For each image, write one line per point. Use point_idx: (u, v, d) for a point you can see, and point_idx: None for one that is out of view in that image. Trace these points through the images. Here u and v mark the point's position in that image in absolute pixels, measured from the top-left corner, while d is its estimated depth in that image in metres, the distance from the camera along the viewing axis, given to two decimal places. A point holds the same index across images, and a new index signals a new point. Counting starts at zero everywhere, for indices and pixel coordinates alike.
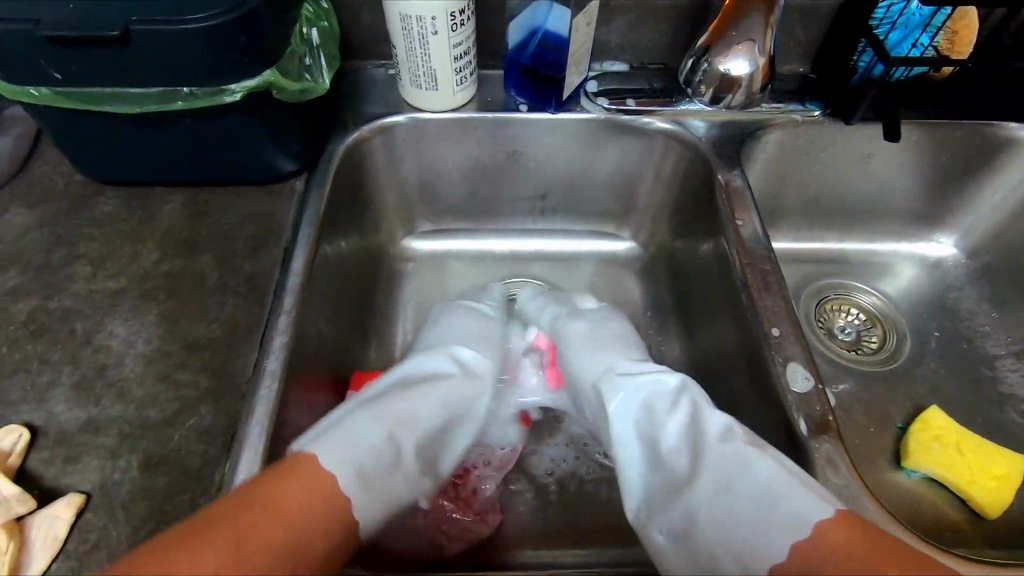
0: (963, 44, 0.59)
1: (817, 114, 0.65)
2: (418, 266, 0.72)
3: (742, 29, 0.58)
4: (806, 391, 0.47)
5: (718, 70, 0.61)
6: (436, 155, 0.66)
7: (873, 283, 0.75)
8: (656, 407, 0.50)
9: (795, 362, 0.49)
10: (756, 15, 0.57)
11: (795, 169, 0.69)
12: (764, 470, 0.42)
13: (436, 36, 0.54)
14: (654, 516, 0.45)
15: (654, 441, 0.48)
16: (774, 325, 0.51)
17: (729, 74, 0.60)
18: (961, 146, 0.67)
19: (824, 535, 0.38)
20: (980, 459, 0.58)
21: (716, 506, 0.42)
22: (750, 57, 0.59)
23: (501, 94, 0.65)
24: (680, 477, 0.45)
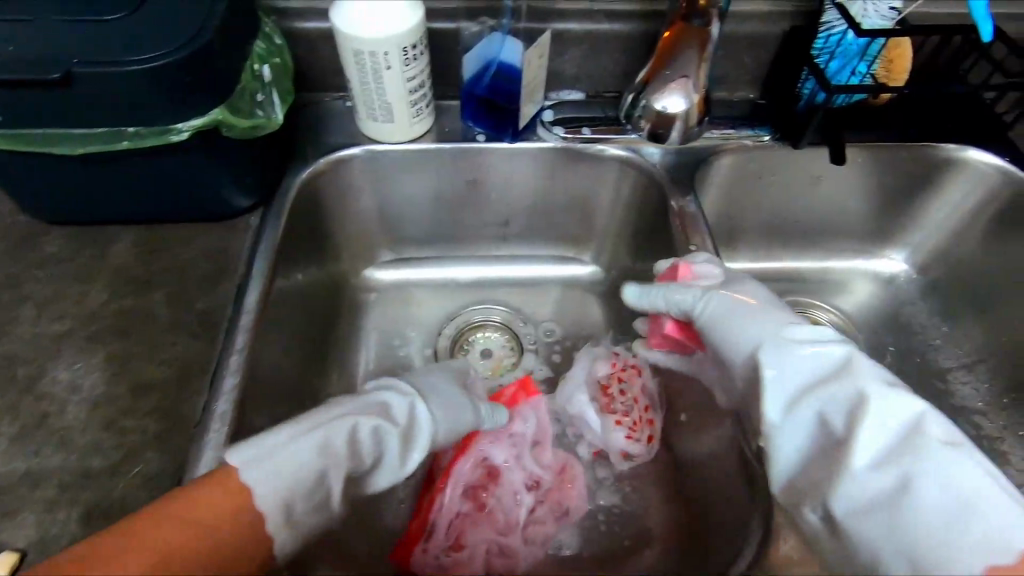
0: (899, 71, 0.61)
1: (766, 139, 0.67)
2: (381, 295, 0.72)
3: (678, 63, 0.59)
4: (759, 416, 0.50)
5: (655, 106, 0.62)
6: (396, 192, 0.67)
7: (829, 300, 0.77)
8: (819, 383, 0.45)
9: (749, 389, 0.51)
10: (690, 52, 0.59)
11: (748, 192, 0.70)
12: (975, 473, 0.38)
13: (389, 71, 0.55)
14: (805, 494, 0.44)
15: (803, 416, 0.44)
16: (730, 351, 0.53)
17: (666, 111, 0.62)
18: (905, 167, 0.69)
19: None
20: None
21: (894, 510, 0.39)
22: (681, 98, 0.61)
23: (459, 124, 0.66)
24: (850, 457, 0.41)
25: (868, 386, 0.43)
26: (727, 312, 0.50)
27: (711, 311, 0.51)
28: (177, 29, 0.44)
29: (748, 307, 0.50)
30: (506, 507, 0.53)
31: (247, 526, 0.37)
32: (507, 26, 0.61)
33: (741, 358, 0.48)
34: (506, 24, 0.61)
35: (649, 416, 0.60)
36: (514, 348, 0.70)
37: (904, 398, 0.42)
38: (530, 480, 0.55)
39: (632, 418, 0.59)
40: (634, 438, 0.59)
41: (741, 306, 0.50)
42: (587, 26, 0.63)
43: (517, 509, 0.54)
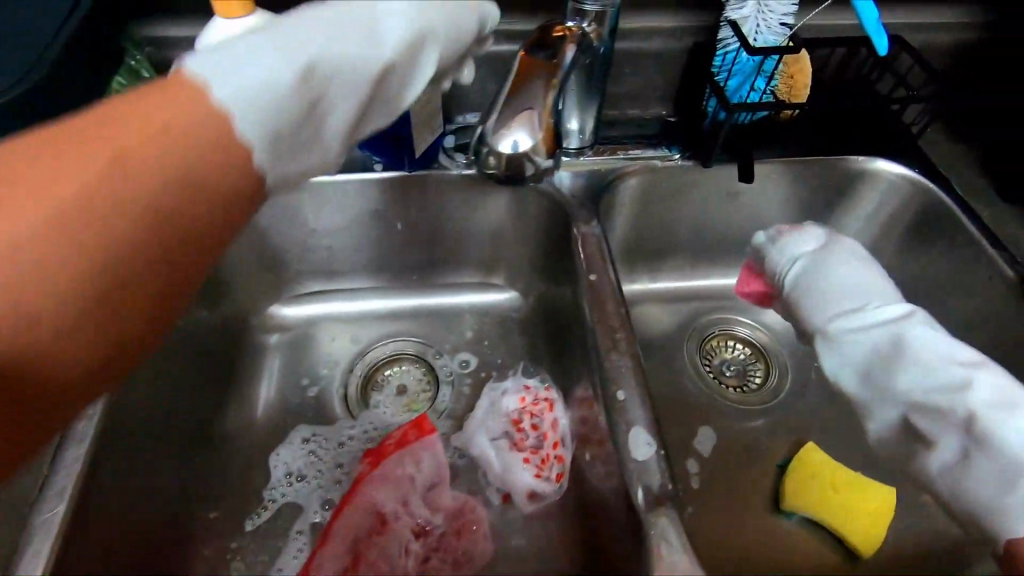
0: (800, 88, 0.60)
1: (675, 158, 0.65)
2: (284, 337, 0.68)
3: (527, 89, 0.38)
4: (648, 459, 0.43)
5: (500, 147, 0.38)
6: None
7: (756, 316, 0.76)
8: (893, 358, 0.49)
9: (638, 426, 0.45)
10: (539, 81, 0.39)
11: (665, 211, 0.69)
12: (1017, 444, 0.42)
13: None
14: (876, 401, 0.50)
15: (901, 379, 0.48)
16: (620, 387, 0.47)
17: (522, 144, 0.37)
18: (820, 179, 0.68)
19: None
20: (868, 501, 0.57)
21: (967, 467, 0.44)
22: (534, 131, 0.38)
23: (357, 153, 0.63)
24: (943, 403, 0.46)
25: (948, 356, 0.48)
26: (859, 285, 0.54)
27: (807, 278, 0.56)
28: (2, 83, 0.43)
29: (852, 288, 0.54)
30: (391, 559, 0.50)
31: (222, 168, 0.34)
32: None
33: (824, 341, 0.53)
34: None
35: (560, 451, 0.58)
36: (428, 381, 0.67)
37: (988, 372, 0.46)
38: (416, 529, 0.52)
39: (541, 453, 0.58)
40: (543, 474, 0.57)
41: (829, 285, 0.54)
42: (485, 46, 0.61)
43: (404, 560, 0.50)
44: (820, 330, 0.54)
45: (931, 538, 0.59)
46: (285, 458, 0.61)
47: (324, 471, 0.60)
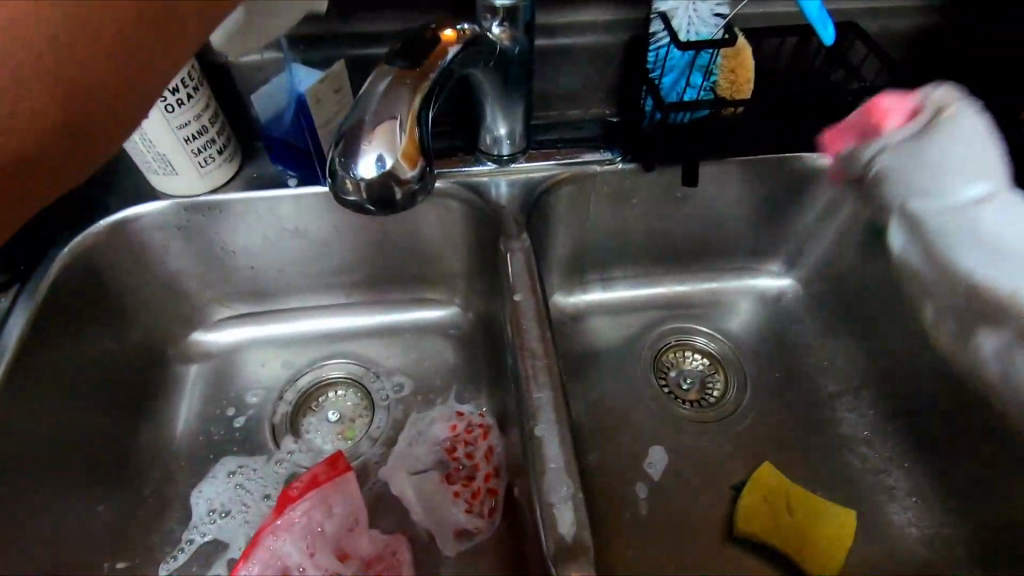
0: (743, 83, 0.56)
1: (617, 163, 0.61)
2: (204, 367, 0.62)
3: (385, 104, 0.35)
4: (563, 505, 0.41)
5: (349, 163, 0.34)
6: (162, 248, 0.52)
7: (715, 324, 0.72)
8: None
9: (554, 468, 0.43)
10: (402, 90, 0.36)
11: (611, 217, 0.64)
12: None
13: (148, 119, 0.47)
14: (992, 269, 0.42)
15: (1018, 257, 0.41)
16: (538, 424, 0.45)
17: (385, 163, 0.34)
18: (773, 179, 0.63)
19: None
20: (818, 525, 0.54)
21: None
22: (396, 145, 0.35)
23: (271, 167, 0.59)
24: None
25: None
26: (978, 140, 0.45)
27: (908, 150, 0.47)
28: None
29: (966, 155, 0.45)
30: None
31: None
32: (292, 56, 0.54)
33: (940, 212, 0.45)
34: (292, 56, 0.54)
35: (493, 484, 0.54)
36: (363, 406, 0.61)
37: None
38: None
39: (473, 485, 0.54)
40: (474, 509, 0.53)
41: (946, 145, 0.45)
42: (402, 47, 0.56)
43: None
44: (951, 206, 0.45)
45: (895, 561, 0.56)
46: (207, 493, 0.55)
47: (251, 505, 0.55)
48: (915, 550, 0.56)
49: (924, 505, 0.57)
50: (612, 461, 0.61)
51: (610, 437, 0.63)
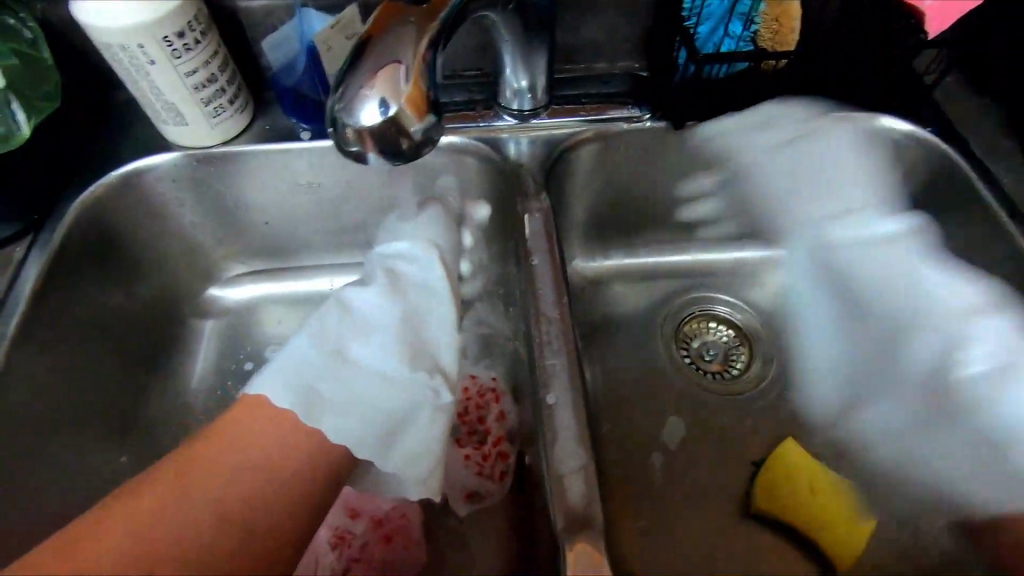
0: (787, 34, 0.51)
1: (645, 119, 0.57)
2: (221, 321, 0.62)
3: (390, 42, 0.32)
4: (572, 475, 0.40)
5: (358, 108, 0.32)
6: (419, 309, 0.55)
7: (741, 295, 0.68)
8: None
9: (565, 436, 0.41)
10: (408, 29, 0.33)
11: (634, 179, 0.61)
12: None
13: (154, 66, 0.45)
14: None
15: None
16: (550, 390, 0.43)
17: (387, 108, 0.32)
18: (812, 142, 0.59)
19: None
20: (829, 525, 0.52)
21: None
22: (401, 91, 0.32)
23: (283, 119, 0.56)
24: None
25: None
26: None
27: None
28: None
29: None
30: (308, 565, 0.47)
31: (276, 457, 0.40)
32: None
33: None
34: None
35: (503, 449, 0.53)
36: None
37: None
38: (334, 535, 0.48)
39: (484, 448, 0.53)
40: (483, 473, 0.53)
41: None
42: None
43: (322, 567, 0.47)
44: None
45: (921, 546, 0.53)
46: None
47: None
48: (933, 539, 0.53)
49: None
50: (627, 432, 0.60)
51: (626, 408, 0.61)
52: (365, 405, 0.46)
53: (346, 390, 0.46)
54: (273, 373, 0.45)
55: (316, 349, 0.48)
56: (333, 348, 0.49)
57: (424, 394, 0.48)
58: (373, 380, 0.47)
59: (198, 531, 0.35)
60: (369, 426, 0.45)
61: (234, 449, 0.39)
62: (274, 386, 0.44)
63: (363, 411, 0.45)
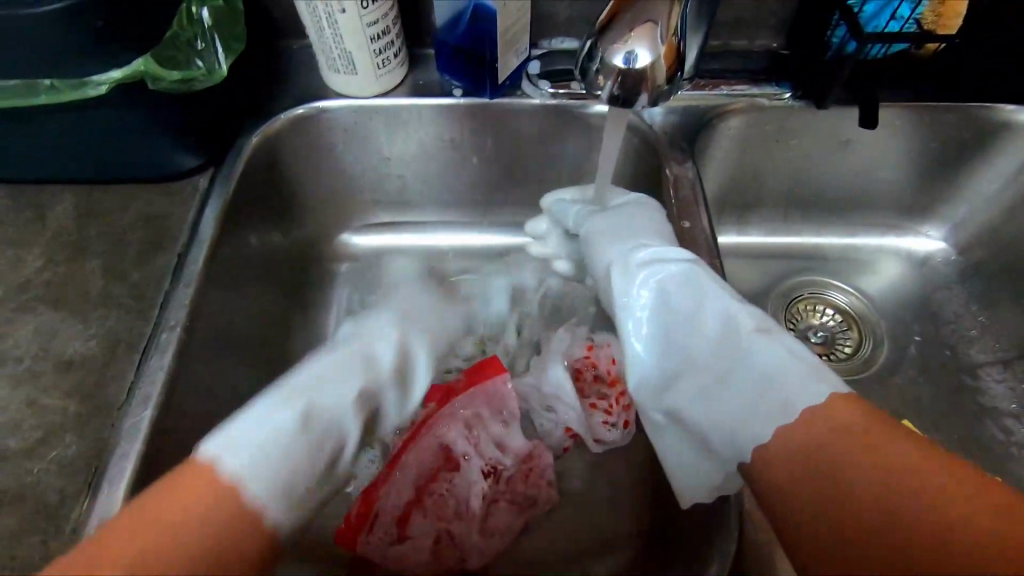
0: (951, 18, 0.52)
1: (786, 97, 0.58)
2: (353, 266, 0.66)
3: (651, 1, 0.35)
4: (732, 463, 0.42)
5: (615, 60, 0.35)
6: (676, 326, 0.47)
7: (850, 281, 0.69)
8: None
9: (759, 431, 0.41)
10: None
11: (763, 156, 0.62)
12: None
13: (345, 15, 0.48)
14: None
15: None
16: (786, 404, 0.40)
17: (636, 63, 0.35)
18: (950, 131, 0.59)
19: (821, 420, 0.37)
20: (978, 489, 0.32)
21: None
22: (656, 48, 0.35)
23: (435, 76, 0.59)
24: None
25: None
26: None
27: None
28: None
29: None
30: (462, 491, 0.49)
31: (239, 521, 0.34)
32: None
33: None
34: None
35: (627, 400, 0.55)
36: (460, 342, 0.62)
37: None
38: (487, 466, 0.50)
39: (611, 401, 0.55)
40: (610, 422, 0.55)
41: None
42: None
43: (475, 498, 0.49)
44: None
45: None
46: None
47: None
48: (972, 486, 0.32)
49: None
50: None
51: None
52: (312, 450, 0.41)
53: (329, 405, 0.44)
54: (241, 431, 0.39)
55: (276, 416, 0.41)
56: (307, 444, 0.41)
57: (342, 418, 0.45)
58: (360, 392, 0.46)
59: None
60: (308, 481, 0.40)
61: (222, 505, 0.34)
62: (236, 454, 0.37)
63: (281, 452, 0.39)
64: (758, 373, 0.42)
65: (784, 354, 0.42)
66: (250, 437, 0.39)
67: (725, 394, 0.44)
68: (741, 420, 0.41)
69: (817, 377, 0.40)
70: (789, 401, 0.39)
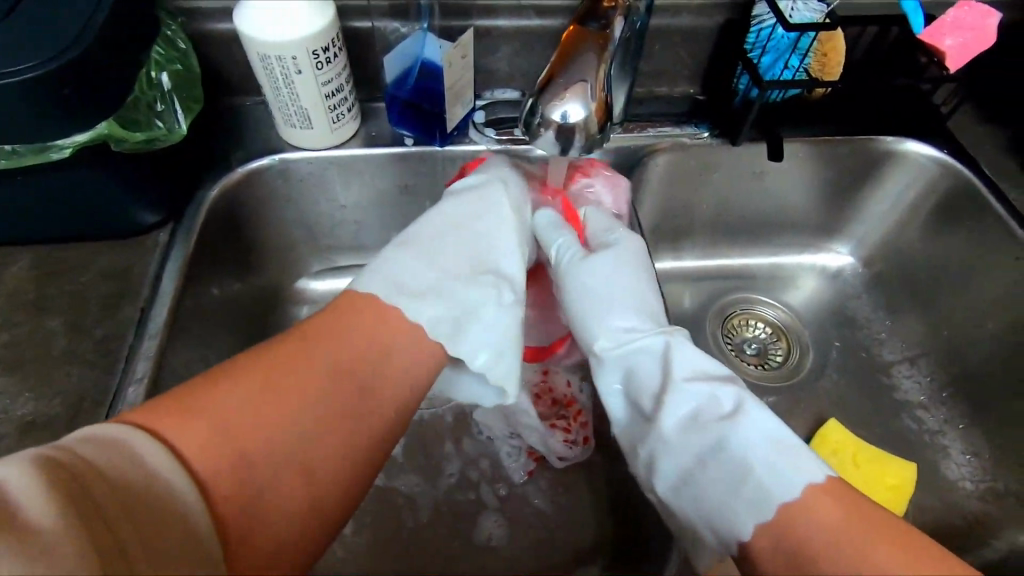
0: (834, 66, 0.61)
1: (705, 136, 0.65)
2: (313, 309, 0.67)
3: (578, 68, 0.41)
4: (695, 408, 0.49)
5: (554, 115, 0.41)
6: (650, 399, 0.49)
7: (776, 296, 0.76)
8: None
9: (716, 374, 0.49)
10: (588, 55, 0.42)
11: (690, 188, 0.69)
12: None
13: (300, 75, 0.51)
14: None
15: None
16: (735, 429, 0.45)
17: (570, 118, 0.41)
18: (843, 161, 0.68)
19: (806, 510, 0.39)
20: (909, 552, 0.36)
21: None
22: (587, 103, 0.41)
23: (387, 128, 0.62)
24: None
25: None
26: None
27: None
28: (44, 39, 0.40)
29: None
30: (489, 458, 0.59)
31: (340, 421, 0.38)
32: (428, 26, 0.58)
33: None
34: (427, 24, 0.58)
35: (583, 419, 0.60)
36: None
37: None
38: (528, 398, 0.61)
39: (568, 420, 0.60)
40: (570, 439, 0.59)
41: None
42: (516, 21, 0.60)
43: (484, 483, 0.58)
44: None
45: (947, 511, 0.61)
46: None
47: None
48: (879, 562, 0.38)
49: (978, 462, 0.62)
50: None
51: None
52: (447, 286, 0.49)
53: (452, 260, 0.52)
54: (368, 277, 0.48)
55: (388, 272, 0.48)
56: (393, 292, 0.46)
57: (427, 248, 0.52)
58: (490, 246, 0.54)
59: (304, 436, 0.37)
60: (445, 316, 0.47)
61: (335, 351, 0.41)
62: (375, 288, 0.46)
63: (396, 283, 0.48)
64: (736, 459, 0.44)
65: (761, 438, 0.44)
66: (386, 266, 0.49)
67: (704, 479, 0.45)
68: (720, 508, 0.43)
69: (791, 469, 0.41)
70: (767, 495, 0.41)
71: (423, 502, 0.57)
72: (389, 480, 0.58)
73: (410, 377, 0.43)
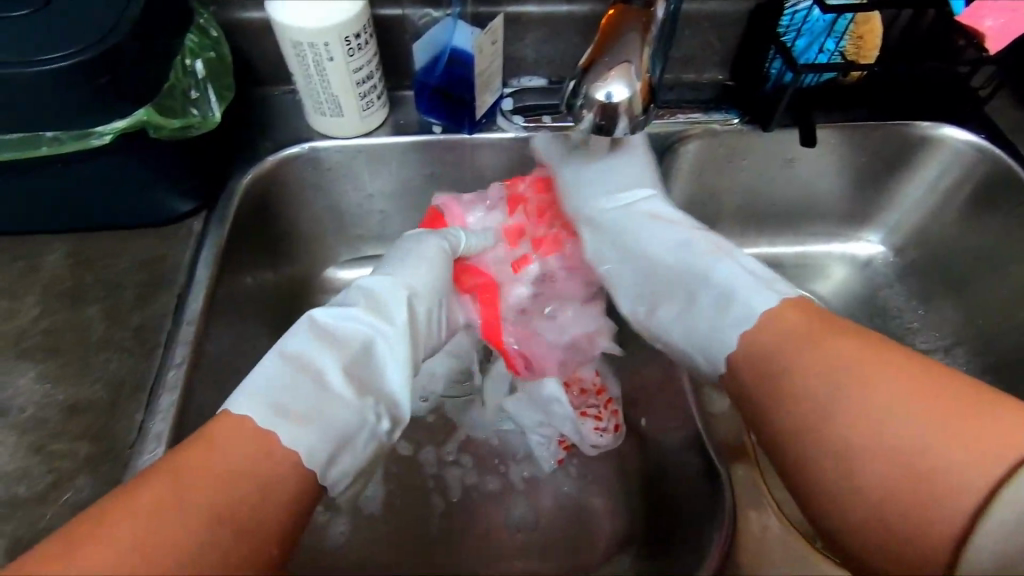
0: (869, 49, 0.60)
1: (735, 122, 0.64)
2: None
3: (622, 49, 0.41)
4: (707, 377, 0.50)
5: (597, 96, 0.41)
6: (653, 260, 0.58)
7: (805, 285, 0.75)
8: None
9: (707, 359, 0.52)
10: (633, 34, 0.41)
11: (718, 175, 0.68)
12: None
13: (333, 62, 0.51)
14: None
15: None
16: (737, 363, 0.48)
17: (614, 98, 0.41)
18: (876, 147, 0.67)
19: (785, 315, 0.45)
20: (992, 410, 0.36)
21: None
22: (631, 83, 0.41)
23: (414, 116, 0.62)
24: None
25: None
26: None
27: None
28: (82, 26, 0.41)
29: None
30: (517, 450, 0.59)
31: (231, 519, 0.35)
32: (458, 12, 0.57)
33: None
34: (457, 10, 0.57)
35: (613, 407, 0.60)
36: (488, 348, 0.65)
37: None
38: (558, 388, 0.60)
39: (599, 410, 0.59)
40: (601, 428, 0.58)
41: None
42: (544, 7, 0.59)
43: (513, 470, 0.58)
44: None
45: None
46: None
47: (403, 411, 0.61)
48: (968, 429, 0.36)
49: None
50: None
51: None
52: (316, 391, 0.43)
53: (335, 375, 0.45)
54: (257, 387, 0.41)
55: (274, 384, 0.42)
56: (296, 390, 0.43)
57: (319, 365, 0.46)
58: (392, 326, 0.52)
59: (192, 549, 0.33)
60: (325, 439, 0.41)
61: (214, 480, 0.35)
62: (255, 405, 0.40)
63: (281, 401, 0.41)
64: (722, 285, 0.51)
65: (742, 270, 0.51)
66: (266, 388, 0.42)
67: (695, 314, 0.52)
68: (711, 332, 0.50)
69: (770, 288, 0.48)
70: (749, 311, 0.47)
71: (453, 489, 0.58)
72: (419, 468, 0.59)
73: (290, 487, 0.38)
